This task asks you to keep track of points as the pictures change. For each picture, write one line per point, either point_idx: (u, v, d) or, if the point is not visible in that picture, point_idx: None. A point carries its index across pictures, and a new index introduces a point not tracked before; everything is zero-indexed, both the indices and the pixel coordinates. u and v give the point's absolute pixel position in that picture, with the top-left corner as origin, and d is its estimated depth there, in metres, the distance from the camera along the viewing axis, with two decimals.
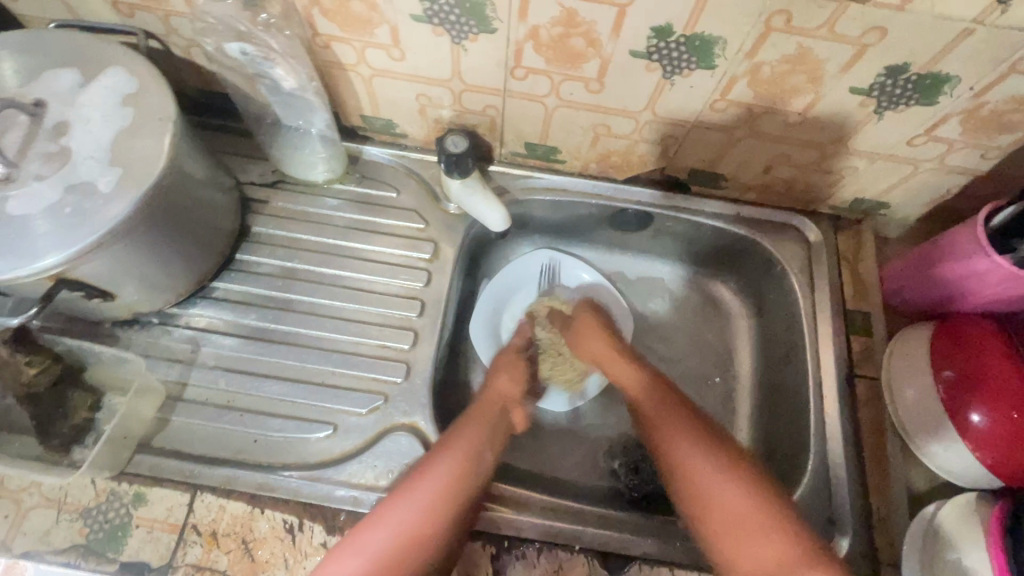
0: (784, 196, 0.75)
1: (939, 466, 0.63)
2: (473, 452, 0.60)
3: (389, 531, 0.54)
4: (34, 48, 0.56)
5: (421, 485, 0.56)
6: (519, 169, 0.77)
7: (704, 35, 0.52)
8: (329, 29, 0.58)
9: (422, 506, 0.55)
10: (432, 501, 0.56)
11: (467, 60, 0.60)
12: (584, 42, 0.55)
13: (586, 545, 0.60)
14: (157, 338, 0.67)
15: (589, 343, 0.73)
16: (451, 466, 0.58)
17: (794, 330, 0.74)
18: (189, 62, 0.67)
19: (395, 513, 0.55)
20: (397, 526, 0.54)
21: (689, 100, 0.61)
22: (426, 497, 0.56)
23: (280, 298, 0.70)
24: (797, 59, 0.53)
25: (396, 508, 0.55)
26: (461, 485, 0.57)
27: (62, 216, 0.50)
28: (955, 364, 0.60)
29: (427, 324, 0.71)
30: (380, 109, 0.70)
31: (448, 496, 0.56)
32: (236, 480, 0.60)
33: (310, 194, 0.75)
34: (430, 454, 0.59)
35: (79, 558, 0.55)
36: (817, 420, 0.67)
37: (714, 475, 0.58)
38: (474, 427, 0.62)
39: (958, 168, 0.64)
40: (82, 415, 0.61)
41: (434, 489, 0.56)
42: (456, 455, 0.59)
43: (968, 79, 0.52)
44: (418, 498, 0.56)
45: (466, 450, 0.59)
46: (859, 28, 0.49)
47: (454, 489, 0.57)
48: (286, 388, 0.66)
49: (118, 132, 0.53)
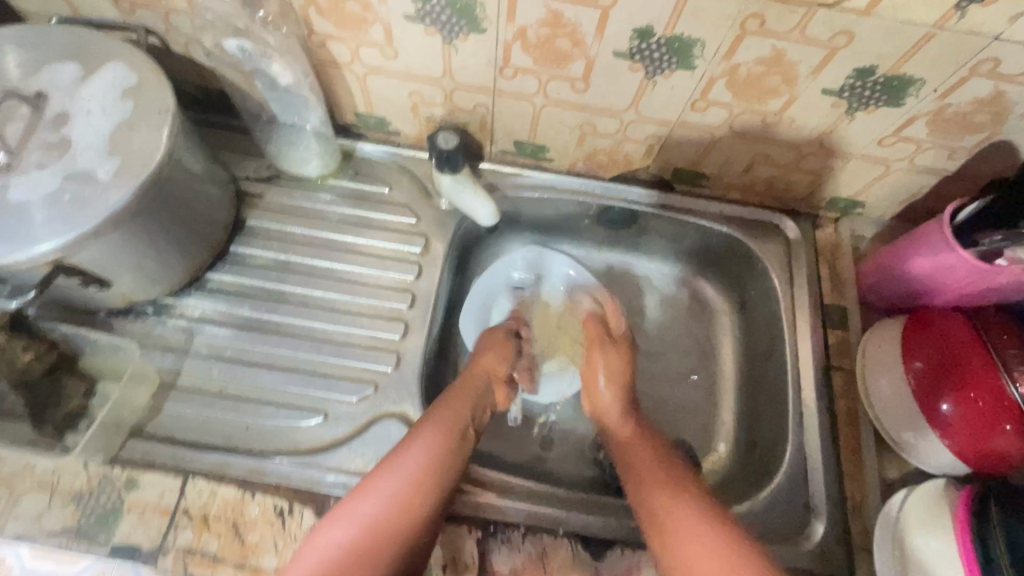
0: (764, 195, 0.78)
1: (910, 453, 0.66)
2: (459, 424, 0.62)
3: (380, 497, 0.54)
4: (37, 42, 0.57)
5: (411, 454, 0.58)
6: (509, 167, 0.79)
7: (683, 37, 0.55)
8: (324, 27, 0.60)
9: (413, 472, 0.56)
10: (421, 469, 0.57)
11: (457, 59, 0.62)
12: (570, 43, 0.58)
13: (568, 528, 0.62)
14: (152, 328, 0.68)
15: (596, 387, 0.71)
16: (439, 435, 0.60)
17: (774, 324, 0.76)
18: (186, 59, 0.69)
19: (384, 481, 0.55)
20: (387, 493, 0.55)
21: (671, 100, 0.63)
22: (415, 464, 0.57)
23: (273, 290, 0.72)
24: (772, 61, 0.56)
25: (387, 475, 0.56)
26: (449, 454, 0.59)
27: (61, 202, 0.51)
28: (924, 355, 0.63)
29: (418, 316, 0.72)
30: (374, 107, 0.72)
31: (437, 459, 0.58)
32: (228, 465, 0.61)
33: (304, 189, 0.77)
34: (418, 423, 0.61)
35: (71, 541, 0.56)
36: (794, 410, 0.70)
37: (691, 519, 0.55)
38: (460, 401, 0.65)
39: (927, 169, 0.67)
40: (75, 401, 0.62)
41: (425, 453, 0.58)
42: (445, 426, 0.61)
43: (932, 82, 0.55)
44: (409, 464, 0.57)
45: (451, 420, 0.62)
46: (828, 31, 0.52)
47: (442, 458, 0.58)
48: (279, 377, 0.67)
49: (117, 124, 0.55)
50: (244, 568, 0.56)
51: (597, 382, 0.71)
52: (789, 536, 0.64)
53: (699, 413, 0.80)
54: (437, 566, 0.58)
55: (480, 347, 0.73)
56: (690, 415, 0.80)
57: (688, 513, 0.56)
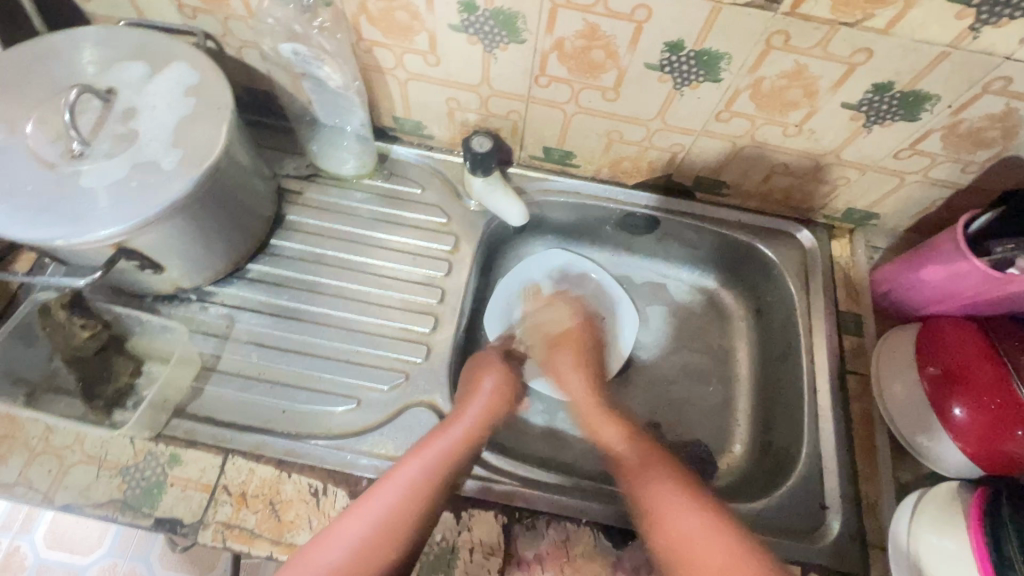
0: (780, 204, 0.81)
1: (924, 456, 0.67)
2: (436, 474, 0.59)
3: (346, 543, 0.54)
4: (109, 41, 0.62)
5: (381, 498, 0.57)
6: (536, 172, 0.82)
7: (711, 51, 0.59)
8: (373, 34, 0.65)
9: (380, 521, 0.56)
10: (390, 515, 0.56)
11: (496, 67, 0.66)
12: (603, 54, 0.61)
13: (591, 518, 0.63)
14: (195, 313, 0.72)
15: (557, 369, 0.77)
16: (411, 484, 0.58)
17: (790, 329, 0.78)
18: (239, 62, 0.73)
19: (351, 525, 0.55)
20: (356, 538, 0.55)
21: (696, 110, 0.67)
22: (381, 513, 0.56)
23: (310, 281, 0.75)
24: (794, 75, 0.59)
25: (356, 518, 0.56)
26: (421, 506, 0.57)
27: (128, 188, 0.55)
28: (938, 360, 0.65)
29: (447, 310, 0.75)
30: (412, 111, 0.76)
31: (406, 504, 0.57)
32: (266, 445, 0.63)
33: (340, 187, 0.81)
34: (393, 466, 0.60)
35: (116, 512, 0.59)
36: (810, 411, 0.72)
37: (668, 505, 0.59)
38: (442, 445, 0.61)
39: (941, 181, 0.70)
40: (123, 379, 0.67)
41: (394, 497, 0.57)
42: (418, 474, 0.59)
43: (946, 98, 0.58)
44: (377, 506, 0.57)
45: (426, 461, 0.60)
46: (847, 48, 0.55)
47: (414, 503, 0.57)
48: (315, 364, 0.70)
49: (180, 118, 0.59)
50: (280, 544, 0.58)
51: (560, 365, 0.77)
52: (804, 533, 0.66)
53: (716, 415, 0.83)
54: (464, 549, 0.60)
55: (476, 372, 0.72)
56: (706, 416, 0.82)
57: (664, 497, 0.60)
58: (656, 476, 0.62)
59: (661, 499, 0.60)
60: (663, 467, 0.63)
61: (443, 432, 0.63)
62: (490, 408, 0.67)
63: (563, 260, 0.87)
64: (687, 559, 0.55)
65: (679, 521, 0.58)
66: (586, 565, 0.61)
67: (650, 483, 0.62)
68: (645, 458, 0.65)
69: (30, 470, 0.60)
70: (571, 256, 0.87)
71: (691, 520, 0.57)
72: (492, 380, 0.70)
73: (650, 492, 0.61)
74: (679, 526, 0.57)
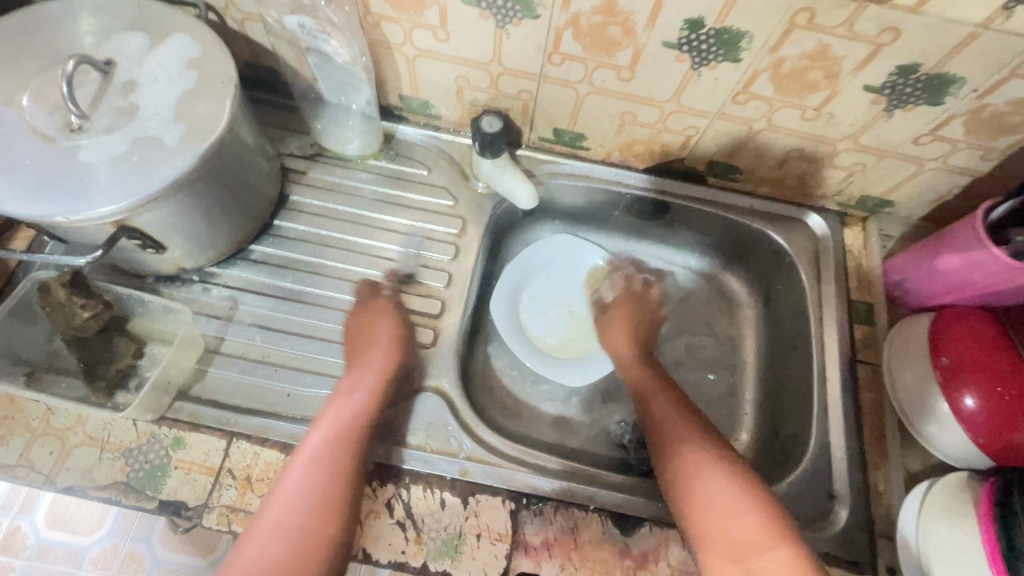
0: (793, 190, 0.79)
1: (934, 445, 0.67)
2: (341, 436, 0.59)
3: (290, 499, 0.55)
4: (107, 10, 0.60)
5: (295, 476, 0.56)
6: (546, 154, 0.81)
7: (733, 29, 0.57)
8: (381, 8, 0.62)
9: (310, 474, 0.56)
10: (320, 463, 0.57)
11: (508, 44, 0.64)
12: (620, 31, 0.59)
13: (600, 505, 0.63)
14: (197, 295, 0.70)
15: (608, 333, 0.80)
16: (321, 450, 0.58)
17: (800, 317, 0.78)
18: (242, 34, 0.70)
19: (290, 481, 0.56)
20: (294, 491, 0.55)
21: (713, 91, 0.65)
22: (314, 462, 0.57)
23: (314, 263, 0.74)
24: (817, 55, 0.58)
25: (292, 475, 0.56)
26: (336, 473, 0.56)
27: (129, 164, 0.53)
28: (950, 350, 0.64)
29: (454, 294, 0.74)
30: (419, 90, 0.74)
31: (330, 452, 0.58)
32: (271, 429, 0.63)
33: (346, 167, 0.79)
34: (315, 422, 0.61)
35: (120, 495, 0.58)
36: (819, 400, 0.71)
37: (690, 451, 0.63)
38: (341, 408, 0.62)
39: (960, 169, 0.68)
40: (126, 360, 0.64)
41: (319, 448, 0.58)
42: (323, 443, 0.58)
43: (973, 81, 0.57)
44: (308, 457, 0.58)
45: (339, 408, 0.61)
46: (874, 27, 0.53)
47: (336, 449, 0.58)
48: (320, 347, 0.69)
49: (182, 93, 0.57)
50: None
51: (610, 330, 0.80)
52: (811, 521, 0.66)
53: (721, 402, 0.83)
54: (471, 534, 0.60)
55: (368, 315, 0.69)
56: (713, 404, 0.82)
57: (686, 443, 0.64)
58: (677, 431, 0.66)
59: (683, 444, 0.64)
60: (683, 426, 0.66)
61: (342, 394, 0.63)
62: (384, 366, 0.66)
63: (557, 246, 0.85)
64: (701, 503, 0.58)
65: (697, 462, 0.61)
66: (594, 551, 0.60)
67: (672, 430, 0.66)
68: (666, 416, 0.68)
69: (31, 451, 0.59)
70: (566, 240, 0.85)
71: (708, 465, 0.60)
72: (383, 321, 0.69)
73: (675, 439, 0.65)
74: (692, 473, 0.60)
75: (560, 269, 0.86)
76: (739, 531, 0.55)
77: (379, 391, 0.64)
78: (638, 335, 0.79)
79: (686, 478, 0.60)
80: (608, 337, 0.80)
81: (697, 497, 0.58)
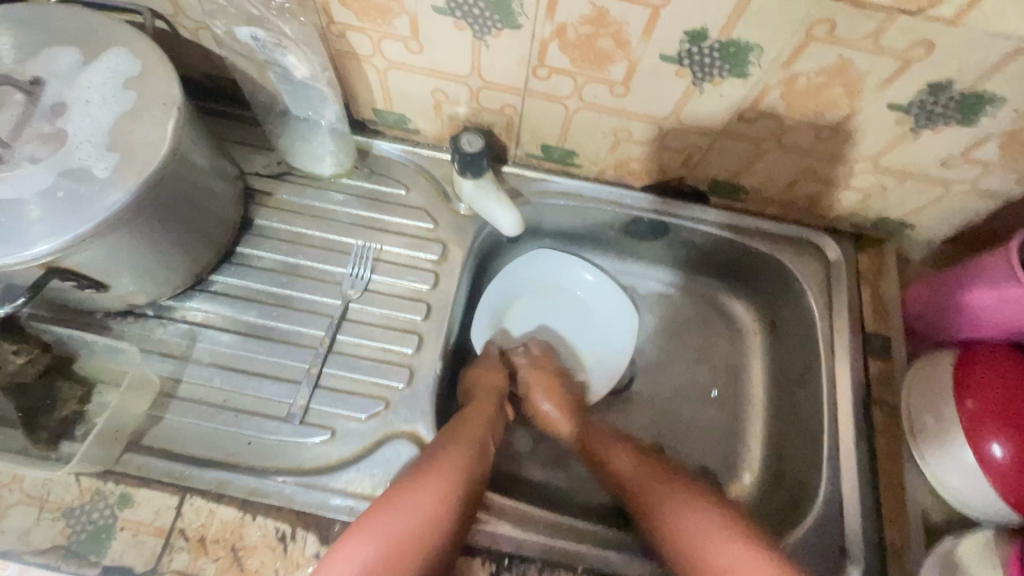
0: (803, 210, 0.73)
1: (958, 499, 0.60)
2: (442, 496, 0.54)
3: (375, 538, 0.50)
4: (35, 23, 0.53)
5: (390, 518, 0.51)
6: (533, 171, 0.74)
7: (740, 41, 0.50)
8: (345, 17, 0.56)
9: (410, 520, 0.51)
10: (422, 509, 0.52)
11: (488, 56, 0.57)
12: (612, 43, 0.53)
13: (589, 565, 0.57)
14: (151, 331, 0.65)
15: (535, 398, 0.71)
16: (424, 496, 0.53)
17: (810, 350, 0.71)
18: (196, 45, 0.64)
19: (379, 521, 0.51)
20: (383, 531, 0.50)
21: (717, 108, 0.58)
22: (413, 509, 0.52)
23: (281, 294, 0.68)
24: (836, 71, 0.51)
25: (382, 514, 0.51)
26: (439, 524, 0.52)
27: (55, 201, 0.47)
28: (977, 394, 0.58)
29: (433, 328, 0.68)
30: (393, 103, 0.67)
31: (438, 503, 0.53)
32: (228, 483, 0.57)
33: (317, 187, 0.73)
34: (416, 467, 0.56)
35: (60, 560, 0.53)
36: (830, 444, 0.65)
37: (653, 473, 0.61)
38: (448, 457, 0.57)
39: (991, 193, 0.62)
40: (70, 407, 0.59)
41: (423, 493, 0.53)
42: (432, 488, 0.54)
43: (1014, 101, 0.50)
44: (411, 500, 0.53)
45: (462, 455, 0.58)
46: (903, 41, 0.47)
47: (442, 495, 0.54)
48: (284, 389, 0.63)
49: (118, 116, 0.50)
50: None
51: (539, 394, 0.71)
52: None
53: (722, 438, 0.77)
54: None
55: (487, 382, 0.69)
56: (713, 440, 0.77)
57: (647, 467, 0.61)
58: (636, 454, 0.63)
59: (644, 467, 0.62)
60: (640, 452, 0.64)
61: (445, 443, 0.59)
62: (481, 421, 0.63)
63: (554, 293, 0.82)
64: (680, 522, 0.55)
65: (667, 483, 0.59)
66: None
67: (631, 453, 0.64)
68: (620, 442, 0.65)
69: None
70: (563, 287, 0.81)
71: (680, 487, 0.58)
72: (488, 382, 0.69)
73: (634, 462, 0.62)
74: (659, 499, 0.57)
75: (557, 313, 0.81)
76: (721, 558, 0.51)
77: (480, 445, 0.61)
78: (566, 395, 0.72)
79: (659, 496, 0.58)
80: (538, 406, 0.71)
81: (675, 517, 0.55)
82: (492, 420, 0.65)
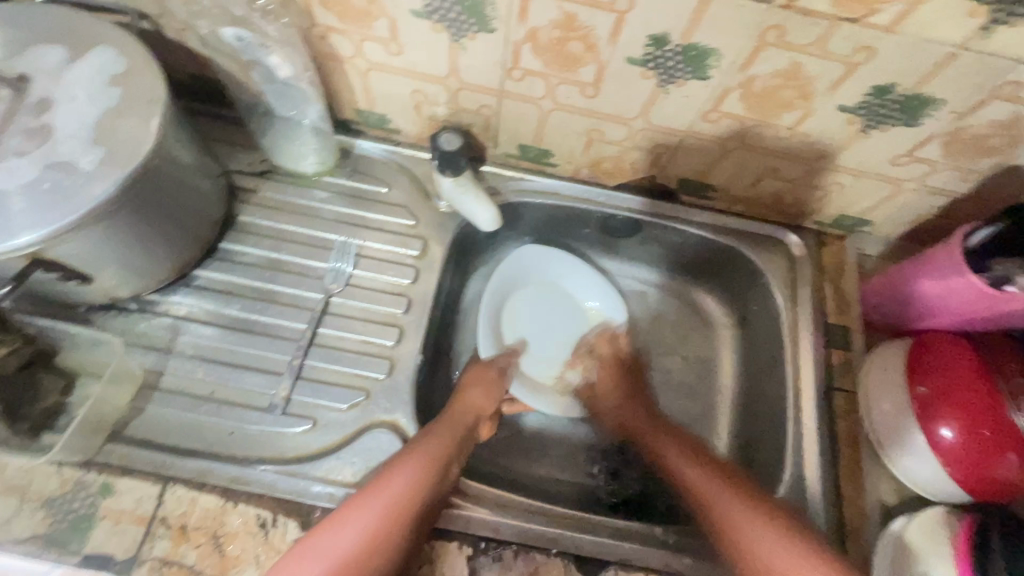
0: (767, 208, 0.76)
1: (912, 479, 0.63)
2: (414, 491, 0.56)
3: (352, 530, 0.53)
4: (23, 22, 0.55)
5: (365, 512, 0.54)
6: (512, 170, 0.77)
7: (700, 46, 0.53)
8: (327, 19, 0.58)
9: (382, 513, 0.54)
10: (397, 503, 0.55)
11: (465, 58, 0.60)
12: (581, 47, 0.56)
13: (564, 547, 0.59)
14: (135, 324, 0.66)
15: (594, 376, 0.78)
16: (398, 491, 0.56)
17: (775, 341, 0.75)
18: (181, 46, 0.66)
19: (357, 513, 0.54)
20: (359, 525, 0.53)
21: (682, 109, 0.61)
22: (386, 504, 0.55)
23: (263, 289, 0.69)
24: (790, 74, 0.54)
25: (358, 509, 0.54)
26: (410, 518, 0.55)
27: (40, 192, 0.48)
28: (929, 380, 0.61)
29: (413, 321, 0.70)
30: (375, 103, 0.70)
31: (409, 498, 0.55)
32: (209, 473, 0.58)
33: (300, 185, 0.74)
34: (393, 460, 0.58)
35: (40, 549, 0.53)
36: (794, 430, 0.68)
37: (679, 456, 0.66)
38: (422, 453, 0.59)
39: (939, 190, 0.66)
40: (53, 397, 0.61)
41: (395, 488, 0.56)
42: (406, 484, 0.56)
43: (953, 102, 0.54)
44: (386, 494, 0.56)
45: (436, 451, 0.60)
46: (847, 46, 0.50)
47: (412, 490, 0.56)
48: (266, 380, 0.65)
49: (103, 111, 0.52)
50: None
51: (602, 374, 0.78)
52: None
53: (694, 428, 0.80)
54: None
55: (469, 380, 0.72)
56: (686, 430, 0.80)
57: (677, 449, 0.67)
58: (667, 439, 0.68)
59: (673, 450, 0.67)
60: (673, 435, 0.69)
61: (421, 439, 0.61)
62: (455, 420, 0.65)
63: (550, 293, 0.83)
64: (712, 501, 0.60)
65: (693, 466, 0.64)
66: None
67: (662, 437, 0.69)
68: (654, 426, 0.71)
69: None
70: (559, 287, 0.84)
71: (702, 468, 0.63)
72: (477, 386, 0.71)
73: (668, 444, 0.68)
74: (693, 481, 0.63)
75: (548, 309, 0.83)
76: (740, 537, 0.56)
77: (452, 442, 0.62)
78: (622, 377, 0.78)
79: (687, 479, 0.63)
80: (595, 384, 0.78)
81: (707, 496, 0.61)
82: (468, 420, 0.66)
